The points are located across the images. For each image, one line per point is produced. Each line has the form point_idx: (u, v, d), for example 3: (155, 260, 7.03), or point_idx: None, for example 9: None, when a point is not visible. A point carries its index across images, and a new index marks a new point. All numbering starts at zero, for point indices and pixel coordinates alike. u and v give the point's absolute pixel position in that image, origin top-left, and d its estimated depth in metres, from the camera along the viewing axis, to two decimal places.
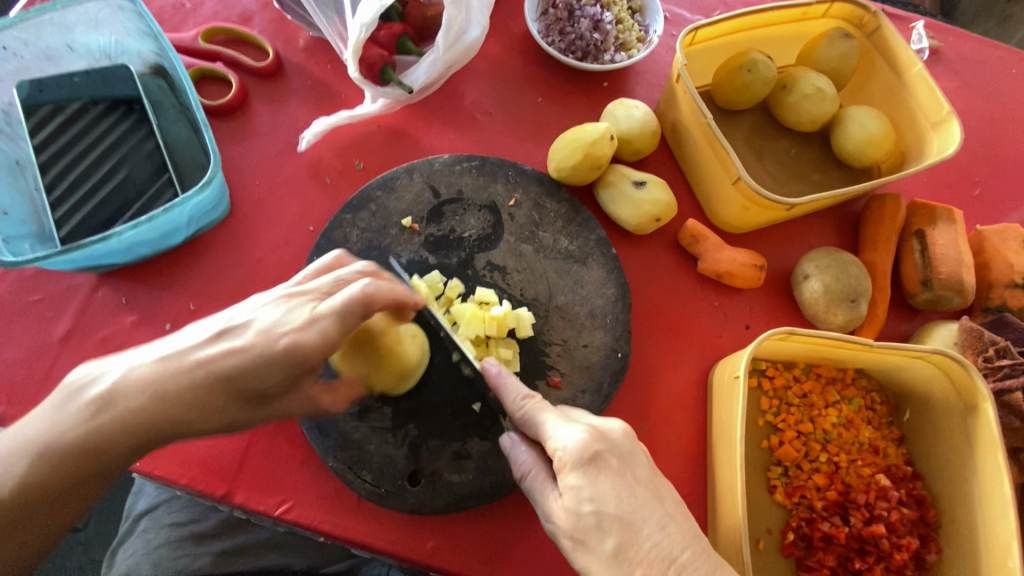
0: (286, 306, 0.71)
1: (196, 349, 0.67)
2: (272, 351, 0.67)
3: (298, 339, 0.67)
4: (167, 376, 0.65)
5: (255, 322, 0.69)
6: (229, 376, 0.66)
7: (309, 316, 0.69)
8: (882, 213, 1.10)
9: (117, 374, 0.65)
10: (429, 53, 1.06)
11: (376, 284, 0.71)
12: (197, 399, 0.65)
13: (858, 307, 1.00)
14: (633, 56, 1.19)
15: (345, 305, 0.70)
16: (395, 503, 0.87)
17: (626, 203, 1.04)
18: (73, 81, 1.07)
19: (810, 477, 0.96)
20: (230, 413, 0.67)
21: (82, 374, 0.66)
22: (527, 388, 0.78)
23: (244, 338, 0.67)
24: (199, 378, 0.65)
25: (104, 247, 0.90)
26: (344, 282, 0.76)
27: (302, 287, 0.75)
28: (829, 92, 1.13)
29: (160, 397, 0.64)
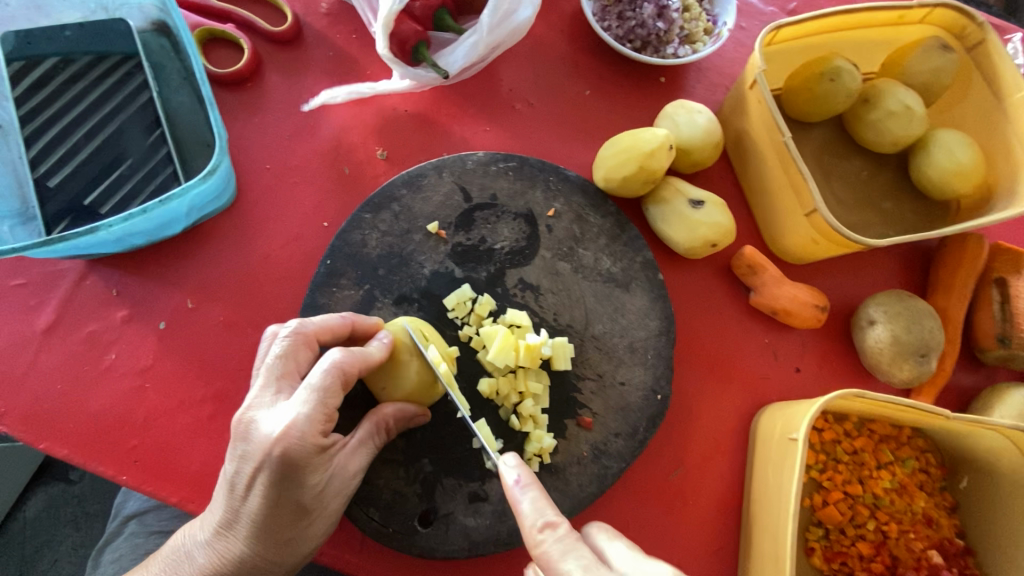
0: (255, 412, 0.67)
1: (229, 509, 0.68)
2: (275, 468, 0.64)
3: (293, 446, 0.64)
4: (228, 542, 0.68)
5: (239, 446, 0.66)
6: (271, 510, 0.66)
7: (291, 415, 0.65)
8: (961, 255, 0.98)
9: (187, 549, 0.71)
10: (471, 32, 0.93)
11: (340, 357, 0.69)
12: (263, 544, 0.68)
13: (927, 363, 0.90)
14: (698, 51, 1.04)
15: (322, 389, 0.67)
16: (403, 545, 0.79)
17: (679, 224, 0.92)
18: (65, 35, 0.94)
19: (854, 544, 0.89)
20: (299, 534, 0.69)
21: (165, 554, 0.72)
22: (548, 515, 0.65)
23: (245, 471, 0.66)
24: (252, 531, 0.67)
25: (91, 239, 0.80)
26: (289, 364, 0.71)
27: (252, 395, 0.69)
28: (918, 112, 0.98)
29: (244, 556, 0.68)
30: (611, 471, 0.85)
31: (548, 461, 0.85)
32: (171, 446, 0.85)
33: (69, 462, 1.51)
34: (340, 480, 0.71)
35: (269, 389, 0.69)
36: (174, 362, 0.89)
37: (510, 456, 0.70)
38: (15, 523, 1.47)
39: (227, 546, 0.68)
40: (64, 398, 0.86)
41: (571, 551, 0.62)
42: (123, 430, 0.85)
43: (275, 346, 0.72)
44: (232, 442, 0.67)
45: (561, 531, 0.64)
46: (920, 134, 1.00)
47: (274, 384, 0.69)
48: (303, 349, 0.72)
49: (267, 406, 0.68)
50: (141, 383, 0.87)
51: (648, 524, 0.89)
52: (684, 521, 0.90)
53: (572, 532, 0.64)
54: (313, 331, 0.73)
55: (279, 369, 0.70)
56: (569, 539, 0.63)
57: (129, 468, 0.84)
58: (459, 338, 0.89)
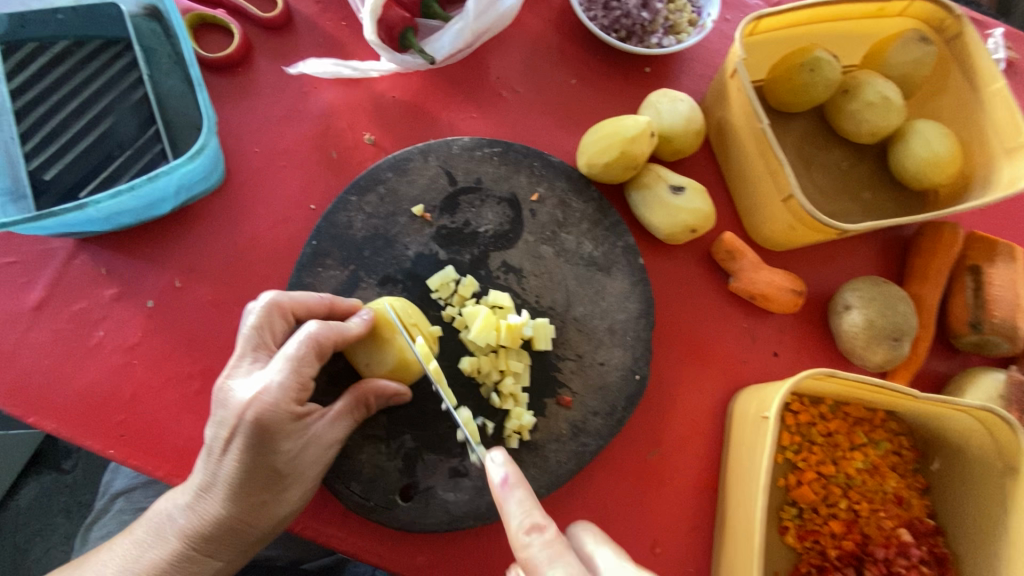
0: (232, 380, 0.69)
1: (206, 472, 0.70)
2: (249, 434, 0.66)
3: (265, 411, 0.66)
4: (205, 505, 0.70)
5: (216, 413, 0.68)
6: (246, 474, 0.68)
7: (265, 382, 0.67)
8: (936, 244, 1.00)
9: (167, 513, 0.72)
10: (457, 19, 0.95)
11: (315, 329, 0.71)
12: (238, 507, 0.69)
13: (901, 346, 0.92)
14: (682, 42, 1.06)
15: (297, 358, 0.69)
16: (384, 518, 0.81)
17: (659, 208, 0.94)
18: (57, 18, 0.95)
19: (826, 523, 0.91)
20: (273, 499, 0.71)
21: (146, 519, 0.74)
22: (536, 519, 0.66)
23: (222, 436, 0.67)
24: (229, 494, 0.69)
25: (80, 215, 0.81)
26: (265, 335, 0.73)
27: (230, 363, 0.71)
28: (896, 102, 1.00)
29: (220, 519, 0.70)
30: (589, 449, 0.87)
31: (527, 438, 0.86)
32: (158, 422, 0.87)
33: (62, 451, 1.53)
34: (317, 449, 0.73)
35: (245, 358, 0.71)
36: (162, 340, 0.90)
37: (497, 453, 0.70)
38: (7, 511, 1.49)
39: (204, 509, 0.70)
40: (53, 374, 0.87)
41: (558, 557, 0.64)
42: (111, 405, 0.87)
43: (252, 317, 0.74)
44: (211, 409, 0.69)
45: (549, 536, 0.65)
46: (898, 124, 1.02)
47: (250, 353, 0.71)
48: (277, 319, 0.74)
49: (242, 375, 0.70)
50: (129, 360, 0.89)
51: (625, 502, 0.91)
52: (661, 499, 0.92)
53: (559, 537, 0.66)
54: (290, 304, 0.75)
55: (255, 339, 0.72)
56: (557, 545, 0.65)
57: (116, 443, 0.85)
58: (443, 318, 0.90)
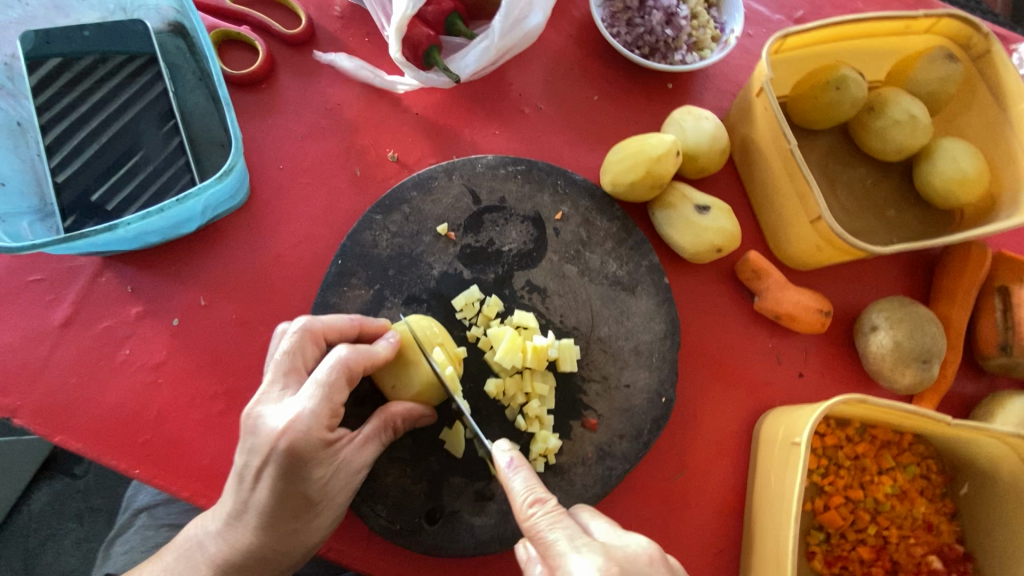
0: (263, 407, 0.69)
1: (237, 500, 0.70)
2: (281, 462, 0.66)
3: (298, 439, 0.66)
4: (238, 532, 0.70)
5: (247, 440, 0.67)
6: (278, 501, 0.68)
7: (297, 409, 0.67)
8: (964, 264, 0.99)
9: (199, 539, 0.73)
10: (482, 37, 0.95)
11: (346, 354, 0.70)
12: (270, 534, 0.70)
13: (930, 369, 0.90)
14: (705, 58, 1.05)
15: (328, 384, 0.69)
16: (410, 542, 0.80)
17: (685, 228, 0.93)
18: (84, 35, 0.95)
19: (854, 549, 0.90)
20: (304, 525, 0.71)
21: (177, 544, 0.74)
22: (538, 490, 0.66)
23: (253, 465, 0.67)
24: (260, 522, 0.69)
25: (110, 236, 0.82)
26: (294, 359, 0.72)
27: (260, 390, 0.71)
28: (923, 121, 0.99)
29: (253, 545, 0.70)
30: (615, 472, 0.86)
31: (553, 461, 0.86)
32: (183, 440, 0.87)
33: (74, 457, 1.53)
34: (346, 474, 0.72)
35: (276, 385, 0.71)
36: (186, 358, 0.90)
37: (502, 441, 0.71)
38: (19, 516, 1.49)
39: (237, 536, 0.70)
40: (79, 391, 0.87)
41: (558, 522, 0.64)
42: (136, 424, 0.87)
43: (282, 342, 0.73)
44: (242, 436, 0.69)
45: (550, 506, 0.65)
46: (925, 143, 1.01)
47: (281, 379, 0.71)
48: (310, 345, 0.74)
49: (274, 401, 0.70)
50: (154, 378, 0.89)
51: (650, 525, 0.90)
52: (686, 522, 0.91)
53: (560, 507, 0.66)
54: (318, 328, 0.75)
55: (286, 364, 0.72)
56: (557, 513, 0.65)
57: (142, 462, 0.85)
58: (467, 338, 0.90)
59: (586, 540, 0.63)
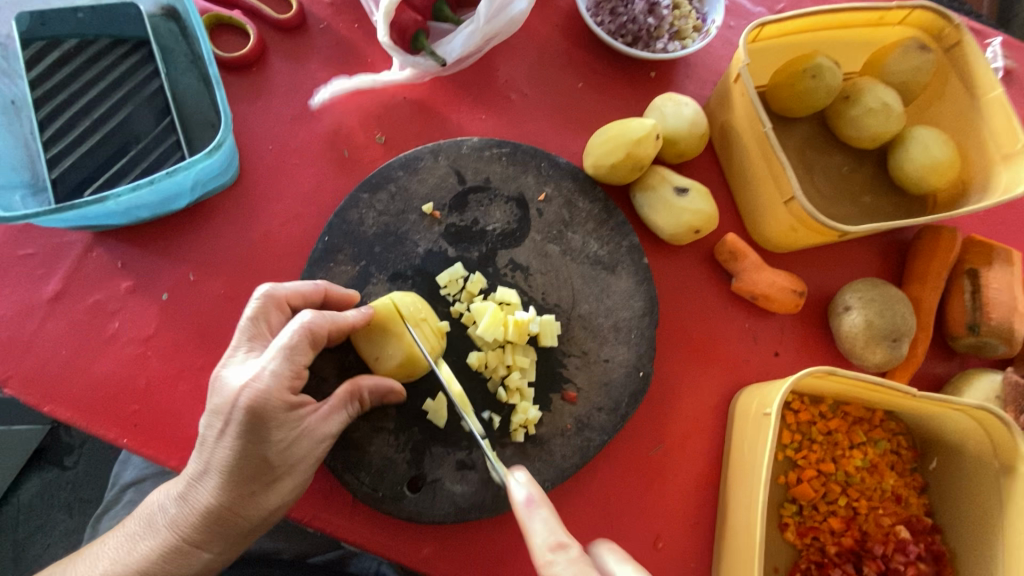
0: (226, 368, 0.71)
1: (200, 462, 0.71)
2: (242, 421, 0.68)
3: (258, 398, 0.68)
4: (198, 494, 0.71)
5: (212, 402, 0.70)
6: (238, 462, 0.69)
7: (258, 370, 0.69)
8: (935, 247, 1.02)
9: (161, 504, 0.74)
10: (468, 23, 0.97)
11: (310, 320, 0.73)
12: (229, 497, 0.70)
13: (899, 347, 0.93)
14: (687, 47, 1.08)
15: (290, 347, 0.71)
16: (392, 509, 0.83)
17: (663, 210, 0.96)
18: (78, 17, 0.97)
19: (825, 520, 0.92)
20: (263, 490, 0.71)
21: (141, 511, 0.75)
22: (560, 536, 0.65)
23: (216, 424, 0.69)
24: (219, 482, 0.70)
25: (100, 209, 0.84)
26: (258, 324, 0.74)
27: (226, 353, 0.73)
28: (895, 109, 1.02)
29: (211, 508, 0.71)
30: (594, 444, 0.89)
31: (533, 433, 0.88)
32: (170, 411, 0.89)
33: (64, 447, 1.54)
34: (308, 440, 0.73)
35: (240, 348, 0.73)
36: (175, 332, 0.92)
37: (523, 477, 0.71)
38: (9, 506, 1.50)
39: (197, 498, 0.71)
40: (68, 363, 0.89)
41: (581, 574, 0.62)
42: (125, 395, 0.89)
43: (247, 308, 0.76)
44: (207, 398, 0.71)
45: (573, 554, 0.64)
46: (898, 130, 1.04)
47: (246, 344, 0.74)
48: (274, 310, 0.76)
49: (237, 363, 0.72)
50: (143, 351, 0.91)
51: (628, 498, 0.92)
52: (663, 494, 0.93)
53: (583, 554, 0.64)
54: (283, 295, 0.77)
55: (251, 330, 0.74)
56: (580, 561, 0.63)
57: (130, 432, 0.87)
58: (451, 314, 0.92)
59: None
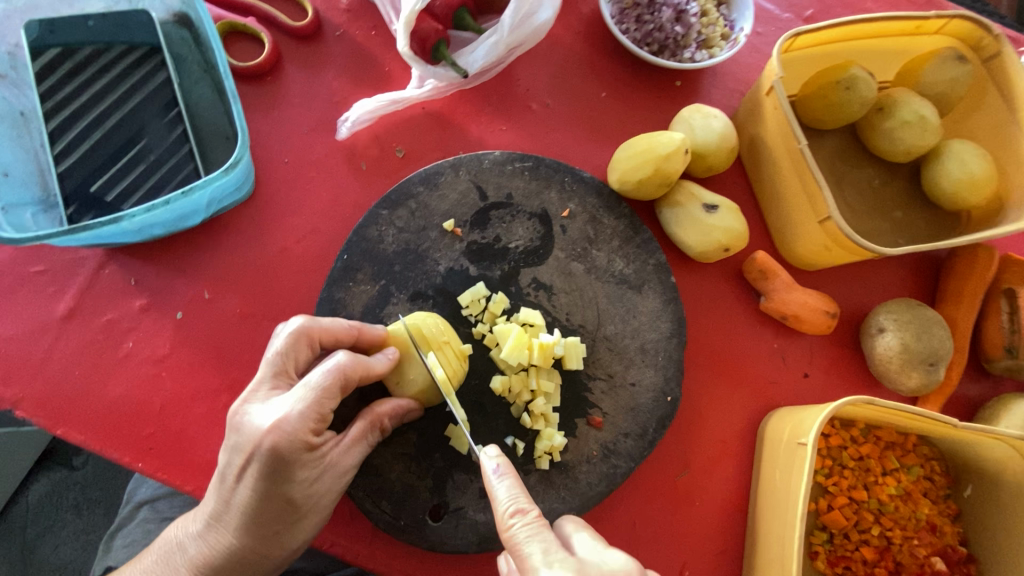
0: (250, 405, 0.70)
1: (220, 501, 0.71)
2: (264, 461, 0.66)
3: (282, 439, 0.66)
4: (219, 533, 0.71)
5: (232, 437, 0.69)
6: (260, 503, 0.69)
7: (284, 410, 0.67)
8: (971, 266, 0.98)
9: (179, 541, 0.74)
10: (491, 33, 0.94)
11: (344, 363, 0.70)
12: (251, 536, 0.70)
13: (936, 372, 0.90)
14: (715, 56, 1.05)
15: (320, 388, 0.68)
16: (414, 538, 0.80)
17: (691, 227, 0.93)
18: (88, 25, 0.94)
19: (857, 549, 0.90)
20: (286, 527, 0.71)
21: (160, 545, 0.76)
22: (520, 502, 0.67)
23: (236, 463, 0.68)
24: (240, 524, 0.70)
25: (114, 229, 0.81)
26: (285, 359, 0.73)
27: (251, 388, 0.72)
28: (932, 122, 0.98)
29: (234, 547, 0.71)
30: (619, 470, 0.86)
31: (558, 459, 0.86)
32: (186, 434, 0.87)
33: (72, 448, 1.53)
34: (331, 477, 0.72)
35: (264, 385, 0.72)
36: (190, 352, 0.90)
37: (491, 447, 0.73)
38: (16, 507, 1.49)
39: (218, 537, 0.71)
40: (82, 384, 0.87)
41: (537, 535, 0.64)
42: (139, 417, 0.86)
43: (277, 343, 0.74)
44: (227, 433, 0.70)
45: (531, 517, 0.66)
46: (934, 144, 1.01)
47: (270, 380, 0.72)
48: (304, 347, 0.74)
49: (260, 401, 0.70)
50: (157, 372, 0.88)
51: (653, 524, 0.90)
52: (689, 521, 0.91)
53: (541, 518, 0.66)
54: (315, 332, 0.75)
55: (277, 365, 0.73)
56: (537, 524, 0.65)
57: (145, 455, 0.85)
58: (473, 335, 0.90)
59: (561, 556, 0.63)
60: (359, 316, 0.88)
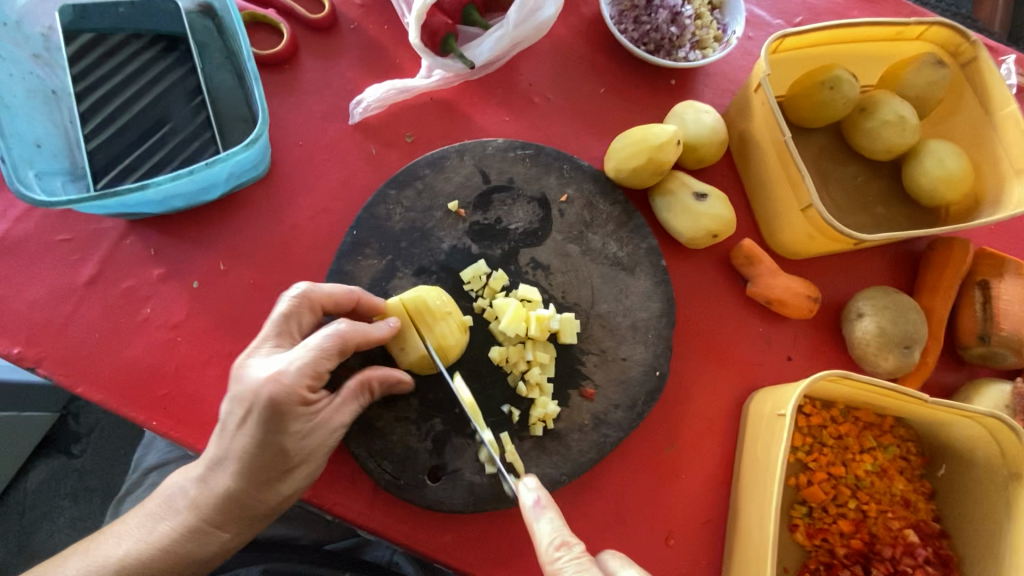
0: (252, 359, 0.74)
1: (217, 449, 0.75)
2: (262, 412, 0.71)
3: (278, 391, 0.70)
4: (217, 479, 0.75)
5: (233, 388, 0.73)
6: (256, 450, 0.73)
7: (283, 364, 0.72)
8: (946, 258, 1.04)
9: (180, 487, 0.78)
10: (498, 27, 1.01)
11: (343, 330, 0.75)
12: (247, 482, 0.74)
13: (911, 355, 0.95)
14: (707, 56, 1.11)
15: (319, 348, 0.73)
16: (413, 497, 0.85)
17: (683, 214, 0.98)
18: (118, 12, 1.00)
19: (835, 521, 0.94)
20: (280, 475, 0.75)
21: (160, 492, 0.79)
22: (564, 535, 0.70)
23: (236, 413, 0.72)
24: (237, 469, 0.74)
25: (140, 197, 0.87)
26: (286, 318, 0.78)
27: (255, 344, 0.77)
28: (911, 121, 1.04)
29: (230, 492, 0.75)
30: (610, 439, 0.91)
31: (552, 427, 0.90)
32: (198, 396, 0.91)
33: (72, 436, 1.56)
34: (322, 433, 0.76)
35: (268, 342, 0.76)
36: (205, 319, 0.94)
37: (530, 480, 0.75)
38: (15, 493, 1.52)
39: (216, 482, 0.75)
40: (101, 347, 0.91)
41: (584, 571, 0.67)
42: (155, 379, 0.91)
43: (282, 302, 0.79)
44: (229, 385, 0.74)
45: (577, 551, 0.70)
46: (913, 143, 1.06)
47: (273, 338, 0.77)
48: (307, 312, 0.79)
49: (263, 355, 0.75)
50: (173, 337, 0.93)
51: (641, 494, 0.94)
52: (674, 492, 0.95)
53: (585, 554, 0.69)
54: (316, 298, 0.80)
55: (280, 326, 0.77)
56: (582, 559, 0.69)
57: (159, 415, 0.90)
58: (474, 310, 0.95)
59: None
60: (366, 288, 0.93)
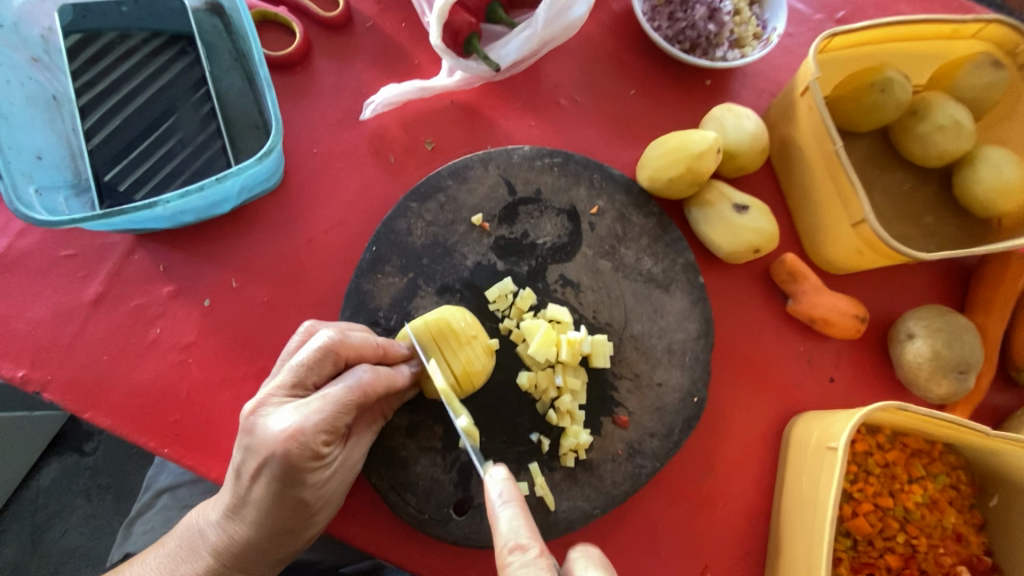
0: (265, 408, 0.69)
1: (233, 496, 0.71)
2: (277, 468, 0.66)
3: (293, 448, 0.65)
4: (236, 525, 0.72)
5: (245, 440, 0.68)
6: (275, 501, 0.69)
7: (298, 419, 0.66)
8: (1002, 275, 0.97)
9: (200, 528, 0.75)
10: (525, 27, 0.95)
11: (362, 381, 0.70)
12: (267, 530, 0.71)
13: (966, 380, 0.89)
14: (747, 56, 1.04)
15: (337, 401, 0.68)
16: (438, 532, 0.80)
17: (722, 228, 0.92)
18: (121, 11, 0.93)
19: (882, 556, 0.89)
20: (300, 522, 0.72)
21: (180, 531, 0.77)
22: (520, 537, 0.62)
23: (251, 465, 0.68)
24: (256, 518, 0.71)
25: (147, 214, 0.81)
26: (304, 366, 0.71)
27: (267, 390, 0.71)
28: (967, 126, 0.97)
29: (250, 539, 0.72)
30: (644, 470, 0.86)
31: (583, 457, 0.85)
32: (212, 422, 0.87)
33: (83, 434, 1.53)
34: (340, 475, 0.74)
35: (282, 389, 0.70)
36: (217, 339, 0.90)
37: (498, 470, 0.68)
38: (27, 490, 1.49)
39: (235, 529, 0.72)
40: (109, 369, 0.87)
41: None
42: (166, 403, 0.87)
43: (304, 349, 0.72)
44: (240, 432, 0.69)
45: (530, 556, 0.61)
46: (968, 149, 0.99)
47: (287, 386, 0.71)
48: (329, 363, 0.72)
49: (276, 405, 0.69)
50: (184, 358, 0.88)
51: (676, 525, 0.90)
52: (710, 523, 0.90)
53: (541, 561, 0.60)
54: (339, 344, 0.72)
55: (298, 374, 0.71)
56: (534, 567, 0.60)
57: (171, 441, 0.85)
58: (500, 330, 0.89)
59: None
60: (386, 309, 0.88)
